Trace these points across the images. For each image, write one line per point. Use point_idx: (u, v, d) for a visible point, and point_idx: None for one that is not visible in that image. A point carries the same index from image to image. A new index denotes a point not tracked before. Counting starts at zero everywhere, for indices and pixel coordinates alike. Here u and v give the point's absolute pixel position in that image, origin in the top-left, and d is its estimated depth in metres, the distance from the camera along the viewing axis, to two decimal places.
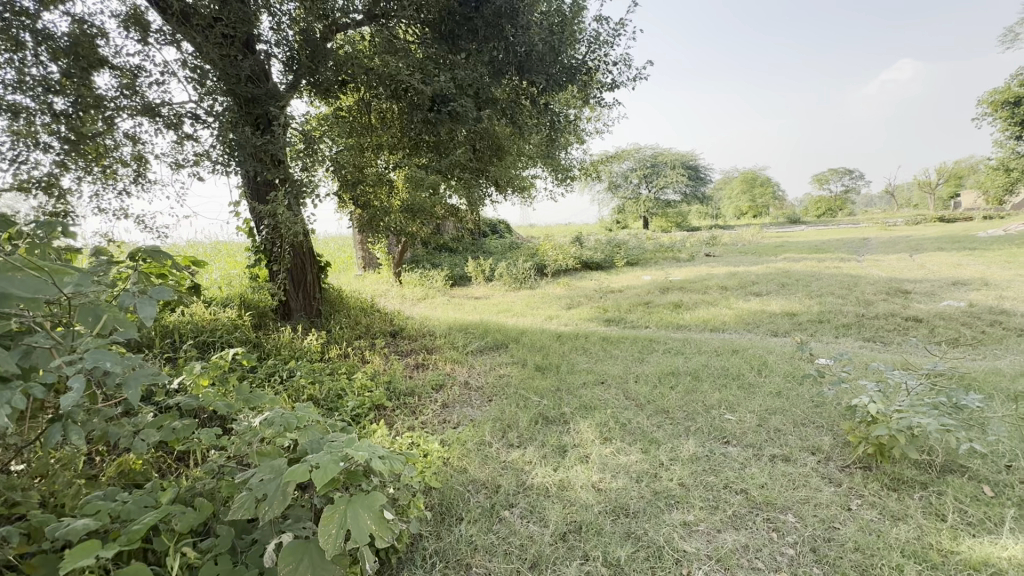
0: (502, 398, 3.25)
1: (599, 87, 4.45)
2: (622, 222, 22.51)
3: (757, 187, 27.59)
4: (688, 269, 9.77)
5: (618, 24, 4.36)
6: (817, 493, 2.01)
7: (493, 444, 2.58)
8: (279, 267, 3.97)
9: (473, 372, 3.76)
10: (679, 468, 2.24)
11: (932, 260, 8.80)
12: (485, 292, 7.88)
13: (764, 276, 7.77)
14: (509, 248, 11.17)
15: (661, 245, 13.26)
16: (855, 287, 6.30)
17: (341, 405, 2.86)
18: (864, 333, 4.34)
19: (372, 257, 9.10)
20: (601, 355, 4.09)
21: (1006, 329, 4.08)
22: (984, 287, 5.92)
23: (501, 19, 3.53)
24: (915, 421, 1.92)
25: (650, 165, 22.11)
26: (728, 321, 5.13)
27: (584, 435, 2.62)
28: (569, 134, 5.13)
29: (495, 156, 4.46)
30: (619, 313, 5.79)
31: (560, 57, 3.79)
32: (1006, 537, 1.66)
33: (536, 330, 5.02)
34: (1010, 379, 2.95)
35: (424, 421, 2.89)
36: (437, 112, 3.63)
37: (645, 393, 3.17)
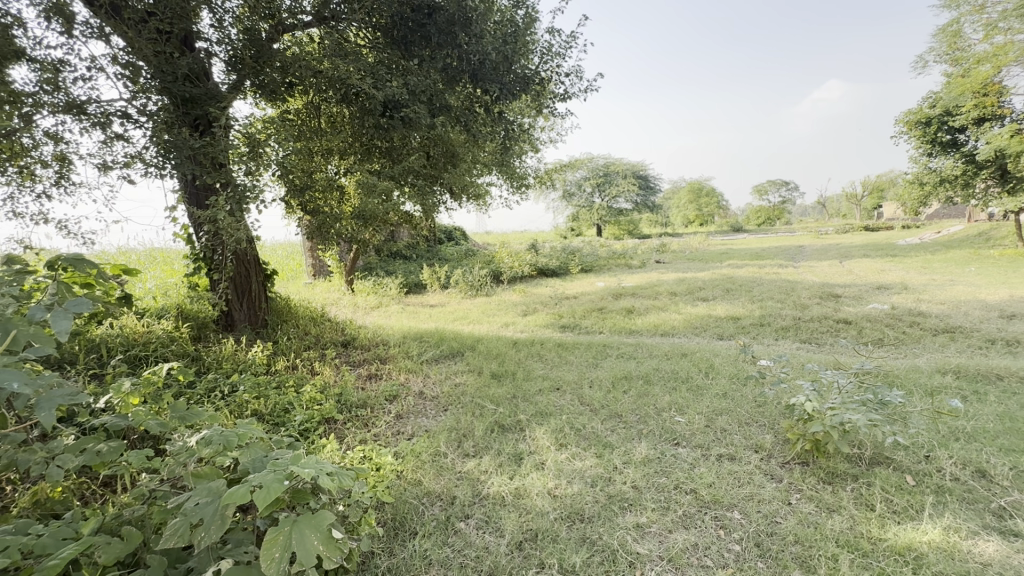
0: (457, 407, 3.20)
1: (552, 98, 4.58)
2: (576, 230, 22.94)
3: (703, 198, 29.00)
4: (639, 275, 10.09)
5: (569, 37, 4.52)
6: (760, 490, 2.10)
7: (448, 455, 2.54)
8: (220, 276, 3.77)
9: (428, 382, 3.70)
10: (632, 472, 2.28)
11: (859, 266, 9.52)
12: (440, 300, 7.80)
13: (710, 281, 8.11)
14: (464, 255, 11.14)
15: (614, 253, 13.62)
16: (792, 292, 6.69)
17: (287, 419, 2.73)
18: (801, 335, 4.61)
19: (323, 265, 8.85)
20: (557, 361, 4.13)
21: (923, 329, 4.46)
22: (904, 291, 6.45)
23: (454, 27, 3.54)
24: (848, 417, 2.05)
25: (602, 175, 22.75)
26: (677, 326, 5.32)
27: (540, 442, 2.62)
28: (522, 142, 5.19)
29: (450, 164, 4.42)
30: (573, 320, 5.88)
31: (513, 67, 3.85)
32: (926, 523, 1.79)
33: (492, 337, 5.00)
34: (926, 375, 3.23)
35: (377, 434, 2.81)
36: (388, 117, 3.55)
37: (599, 398, 3.22)
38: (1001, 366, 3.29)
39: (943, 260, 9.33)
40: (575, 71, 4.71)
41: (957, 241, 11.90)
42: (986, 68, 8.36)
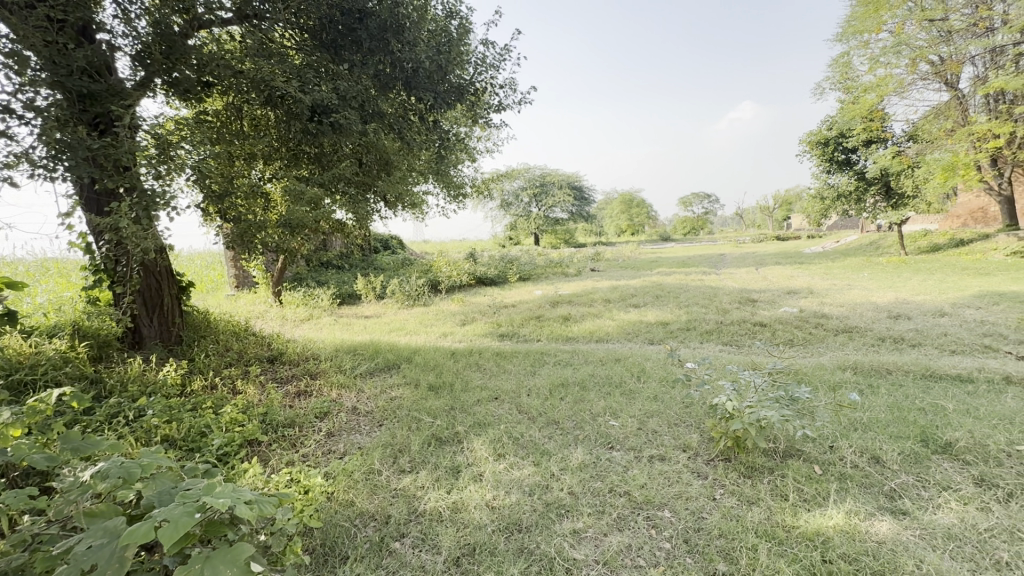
0: (393, 422, 3.10)
1: (487, 108, 4.63)
2: (514, 239, 23.21)
3: (634, 209, 30.55)
4: (576, 283, 10.35)
5: (502, 49, 4.62)
6: (688, 488, 2.21)
7: (382, 472, 2.45)
8: (125, 289, 3.42)
9: (363, 397, 3.55)
10: (569, 478, 2.31)
11: (772, 273, 10.34)
12: (375, 310, 7.55)
13: (641, 289, 8.47)
14: (401, 265, 10.92)
15: (551, 261, 13.91)
16: (714, 298, 7.15)
17: (204, 444, 2.51)
18: (722, 338, 4.93)
19: (247, 277, 8.39)
20: (495, 371, 4.12)
21: (826, 329, 4.91)
22: (810, 295, 7.09)
23: (386, 33, 3.49)
24: (764, 415, 2.20)
25: (539, 185, 23.21)
26: (611, 332, 5.50)
27: (478, 453, 2.60)
28: (458, 152, 5.20)
29: (383, 172, 4.32)
30: (512, 328, 5.91)
31: (446, 76, 3.87)
32: (831, 509, 1.96)
33: (430, 348, 4.92)
34: (830, 371, 3.55)
35: (305, 455, 2.65)
36: (317, 123, 3.37)
37: (536, 406, 3.25)
38: (890, 361, 3.68)
39: (842, 267, 10.34)
40: (509, 84, 4.79)
41: (853, 249, 13.28)
42: (872, 96, 9.49)
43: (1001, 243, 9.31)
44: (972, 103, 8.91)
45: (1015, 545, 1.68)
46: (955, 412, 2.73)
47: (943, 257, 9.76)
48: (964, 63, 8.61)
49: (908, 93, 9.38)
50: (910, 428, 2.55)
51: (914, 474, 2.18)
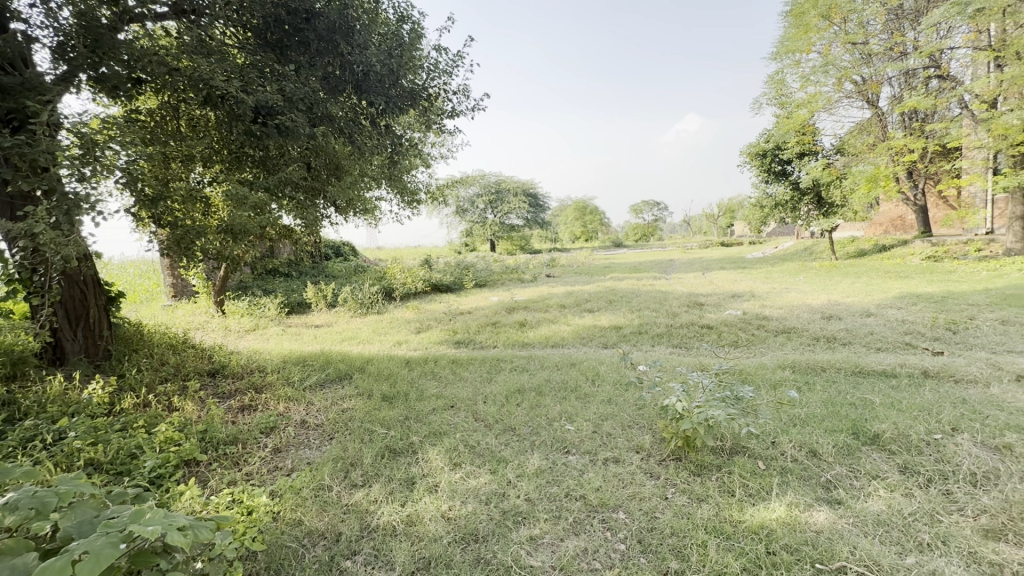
0: (344, 435, 2.99)
1: (440, 114, 4.63)
2: (470, 245, 23.13)
3: (587, 216, 31.27)
4: (532, 289, 10.43)
5: (455, 56, 4.64)
6: (642, 488, 2.25)
7: (332, 487, 2.35)
8: (44, 301, 3.13)
9: (313, 410, 3.40)
10: (526, 484, 2.31)
11: (718, 277, 10.82)
12: (327, 319, 7.30)
13: (595, 294, 8.64)
14: (354, 272, 10.64)
15: (507, 267, 13.96)
16: (664, 302, 7.39)
17: (135, 466, 2.32)
18: (673, 341, 5.09)
19: (186, 286, 7.92)
20: (451, 379, 4.07)
21: (767, 330, 5.18)
22: (752, 298, 7.47)
23: (335, 34, 3.42)
24: (712, 414, 2.28)
25: (494, 192, 23.31)
26: (567, 337, 5.56)
27: (433, 463, 2.54)
28: (411, 157, 5.14)
29: (333, 176, 4.21)
30: (468, 335, 5.87)
31: (398, 81, 3.81)
32: (774, 502, 2.05)
33: (384, 356, 4.79)
34: (771, 370, 3.74)
35: (249, 473, 2.51)
36: (261, 124, 3.22)
37: (492, 413, 3.23)
38: (824, 359, 3.91)
39: (780, 271, 10.98)
40: (462, 90, 4.83)
41: (790, 254, 14.11)
42: (805, 112, 10.26)
43: (917, 249, 10.16)
44: (890, 120, 9.86)
45: (935, 527, 1.82)
46: (881, 405, 2.94)
47: (869, 262, 10.55)
48: (883, 83, 9.46)
49: (835, 110, 10.22)
50: (844, 422, 2.72)
51: (847, 465, 2.32)
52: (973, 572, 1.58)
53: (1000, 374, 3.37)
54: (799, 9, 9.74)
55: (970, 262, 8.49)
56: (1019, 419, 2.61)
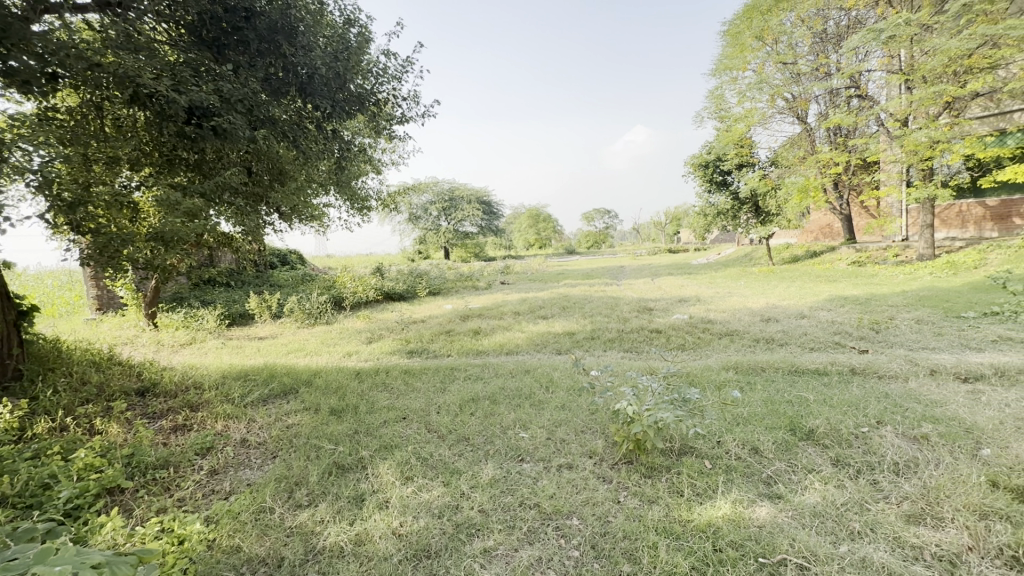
0: (288, 453, 2.85)
1: (388, 120, 4.56)
2: (424, 253, 22.84)
3: (541, 223, 31.72)
4: (486, 296, 10.41)
5: (404, 62, 4.61)
6: (595, 493, 2.27)
7: (274, 509, 2.22)
8: None
9: (256, 427, 3.21)
10: (479, 495, 2.26)
11: (666, 283, 11.22)
12: (272, 331, 6.97)
13: (549, 301, 8.73)
14: (301, 281, 10.23)
15: (462, 275, 13.87)
16: (616, 307, 7.57)
17: (48, 497, 2.08)
18: (624, 345, 5.21)
19: (113, 298, 7.35)
20: (403, 390, 3.96)
21: (712, 333, 5.40)
22: (698, 303, 7.78)
23: (277, 35, 3.27)
24: (661, 416, 2.33)
25: (448, 199, 23.19)
26: (521, 344, 5.56)
27: (384, 478, 2.45)
28: (358, 162, 5.02)
29: (276, 181, 4.05)
30: (421, 344, 5.76)
31: (345, 85, 3.71)
32: (720, 500, 2.11)
33: (332, 368, 4.61)
34: (716, 371, 3.90)
35: (181, 499, 2.32)
36: (196, 126, 3.03)
37: (445, 424, 3.17)
38: (764, 360, 4.12)
39: (723, 276, 11.52)
40: (412, 96, 4.81)
41: (732, 260, 14.84)
42: (742, 125, 10.87)
43: (844, 255, 10.92)
44: (818, 135, 10.82)
45: (864, 515, 1.93)
46: (815, 402, 3.12)
47: (802, 267, 11.26)
48: (810, 101, 10.30)
49: (769, 124, 10.93)
50: (781, 419, 2.86)
51: (786, 461, 2.43)
52: (899, 556, 1.68)
53: (917, 369, 3.66)
54: (735, 30, 10.39)
55: (889, 267, 9.21)
56: (934, 410, 2.83)
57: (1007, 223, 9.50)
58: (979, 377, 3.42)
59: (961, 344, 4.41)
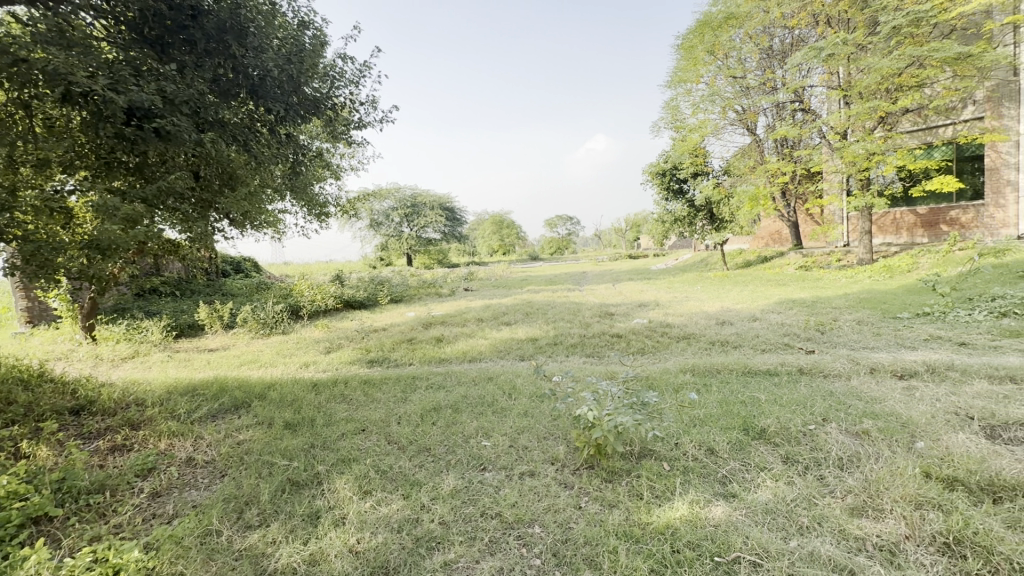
0: (238, 471, 2.71)
1: (346, 124, 4.47)
2: (386, 259, 22.47)
3: (504, 229, 31.88)
4: (448, 303, 10.32)
5: (362, 66, 4.54)
6: (556, 500, 2.26)
7: (222, 532, 2.10)
8: None
9: (203, 445, 3.03)
10: (440, 507, 2.22)
11: (626, 288, 11.46)
12: (223, 342, 6.65)
13: (512, 307, 8.74)
14: (255, 290, 9.85)
15: (424, 282, 13.70)
16: (578, 313, 7.66)
17: None
18: (585, 350, 5.27)
19: (47, 310, 6.86)
20: (362, 401, 3.85)
21: (670, 337, 5.55)
22: (657, 307, 7.98)
23: (226, 34, 3.11)
24: (621, 420, 2.36)
25: (410, 205, 22.91)
26: (484, 351, 5.53)
27: (341, 493, 2.37)
28: (314, 166, 4.88)
29: (226, 187, 3.88)
30: (382, 353, 5.63)
31: (299, 89, 3.59)
32: (677, 501, 2.15)
33: (288, 380, 4.44)
34: (674, 374, 3.99)
35: (118, 525, 2.16)
36: (136, 127, 2.86)
37: (406, 434, 3.10)
38: (720, 362, 4.25)
39: (681, 281, 11.87)
40: (369, 101, 4.74)
41: (689, 265, 15.33)
42: (696, 136, 11.29)
43: (792, 260, 11.47)
44: (766, 146, 11.35)
45: (812, 510, 2.00)
46: (766, 402, 3.24)
47: (754, 271, 11.74)
48: (758, 113, 10.83)
49: (722, 134, 11.40)
50: (735, 420, 2.95)
51: (739, 460, 2.51)
52: (844, 548, 1.76)
53: (858, 367, 3.87)
54: (689, 44, 10.81)
55: (833, 271, 9.73)
56: (874, 407, 3.00)
57: (935, 229, 10.23)
58: (913, 374, 3.65)
59: (897, 343, 4.70)
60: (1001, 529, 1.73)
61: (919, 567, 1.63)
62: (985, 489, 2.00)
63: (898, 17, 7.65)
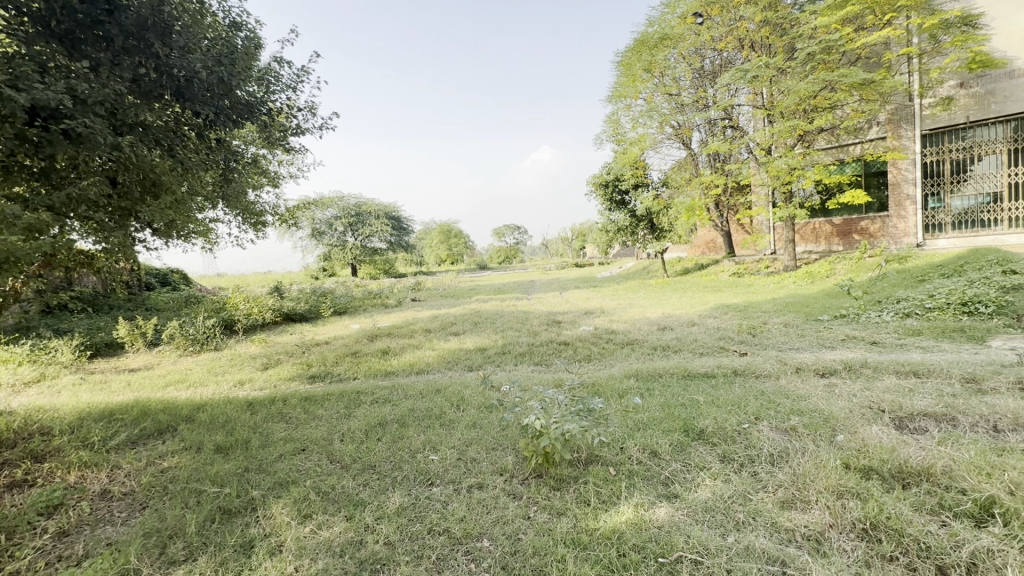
0: (162, 501, 2.49)
1: (283, 131, 4.29)
2: (329, 270, 21.70)
3: (452, 238, 31.75)
4: (395, 314, 10.09)
5: (300, 71, 4.39)
6: (505, 511, 2.24)
7: (141, 570, 1.91)
8: None
9: (120, 476, 2.76)
10: (385, 526, 2.14)
11: (574, 296, 11.68)
12: (146, 361, 6.14)
13: (461, 316, 8.68)
14: (184, 304, 9.19)
15: (370, 292, 13.34)
16: (526, 321, 7.71)
17: None
18: (533, 359, 5.31)
19: None
20: (303, 419, 3.66)
21: (615, 343, 5.70)
22: (603, 314, 8.18)
23: (147, 32, 2.89)
24: (568, 427, 2.37)
25: (354, 214, 22.27)
26: (432, 362, 5.43)
27: (278, 519, 2.23)
28: (247, 173, 4.64)
29: (149, 195, 3.60)
30: (324, 368, 5.41)
31: (231, 92, 3.40)
32: (623, 505, 2.19)
33: (220, 400, 4.16)
34: (618, 380, 4.10)
35: (16, 571, 1.91)
36: (40, 129, 2.59)
37: (350, 452, 2.98)
38: (663, 367, 4.40)
39: (624, 289, 12.26)
40: (308, 107, 4.58)
41: (632, 273, 15.87)
42: (636, 149, 11.75)
43: (726, 267, 12.15)
44: (700, 160, 12.02)
45: (747, 505, 2.11)
46: (705, 404, 3.38)
47: (692, 278, 12.32)
48: (692, 129, 11.62)
49: (660, 148, 11.95)
50: (677, 422, 3.06)
51: (680, 461, 2.60)
52: (776, 540, 1.86)
53: (785, 367, 4.13)
54: (627, 61, 11.21)
55: (762, 278, 10.39)
56: (799, 404, 3.21)
57: (849, 238, 11.18)
58: (833, 372, 3.94)
59: (819, 343, 5.10)
60: (910, 513, 1.89)
61: (842, 553, 1.75)
62: (896, 476, 2.18)
63: (812, 45, 8.38)
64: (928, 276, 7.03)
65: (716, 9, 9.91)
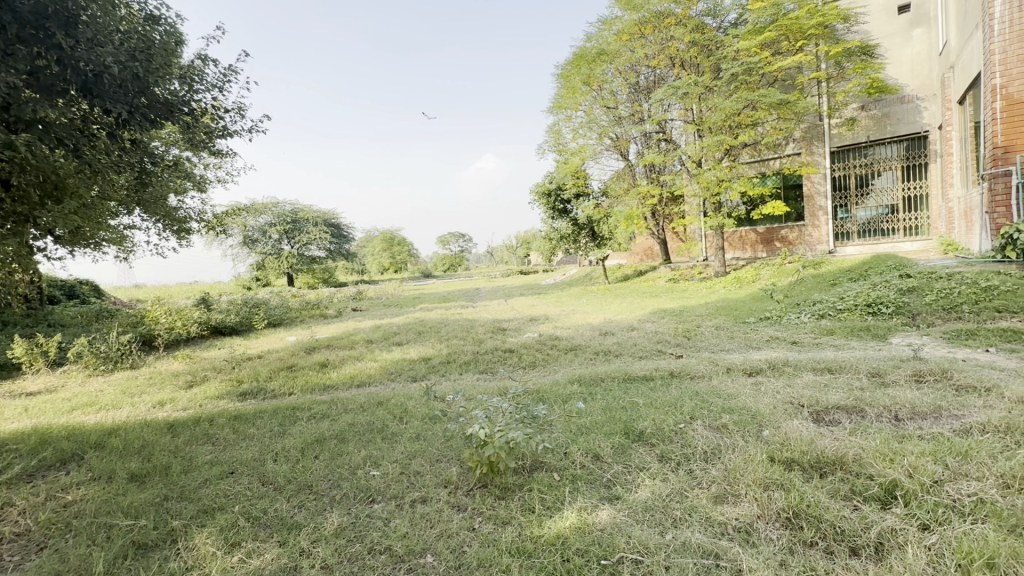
0: (65, 540, 2.24)
1: (208, 133, 4.04)
2: (263, 279, 20.54)
3: (395, 246, 31.08)
4: (335, 325, 9.71)
5: (227, 70, 4.16)
6: (449, 524, 2.20)
7: None
8: None
9: (12, 514, 2.44)
10: (322, 549, 2.03)
11: (519, 303, 11.74)
12: (47, 384, 5.50)
13: (404, 326, 8.49)
14: (94, 319, 8.35)
15: (307, 303, 12.75)
16: (471, 329, 7.66)
17: None
18: (478, 367, 5.28)
19: None
20: (232, 440, 3.41)
21: (559, 349, 5.78)
22: (547, 321, 8.28)
23: (47, 21, 2.63)
24: (512, 435, 2.37)
25: (290, 221, 21.23)
26: (373, 374, 5.27)
27: (202, 550, 2.05)
28: (167, 176, 4.31)
29: (50, 199, 3.26)
30: (257, 384, 5.09)
31: (148, 89, 3.16)
32: (567, 510, 2.21)
33: (135, 423, 3.80)
34: (562, 386, 4.15)
35: None
36: None
37: (283, 472, 2.82)
38: (605, 371, 4.51)
39: (568, 295, 12.50)
40: (236, 109, 4.35)
41: (575, 280, 16.24)
42: (575, 159, 12.03)
43: (663, 274, 12.69)
44: (637, 171, 12.51)
45: (684, 502, 2.19)
46: (644, 406, 3.49)
47: (632, 284, 12.78)
48: (630, 141, 12.07)
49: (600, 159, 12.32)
50: (617, 425, 3.14)
51: (621, 463, 2.67)
52: (710, 534, 1.94)
53: (718, 368, 4.37)
54: (567, 74, 11.53)
55: (695, 283, 10.95)
56: (730, 403, 3.39)
57: (771, 246, 12.01)
58: (759, 371, 4.21)
59: (747, 343, 5.44)
60: (826, 500, 2.04)
61: (769, 543, 1.85)
62: (815, 466, 2.34)
63: (735, 66, 9.01)
64: (840, 280, 7.70)
65: (648, 29, 10.41)
